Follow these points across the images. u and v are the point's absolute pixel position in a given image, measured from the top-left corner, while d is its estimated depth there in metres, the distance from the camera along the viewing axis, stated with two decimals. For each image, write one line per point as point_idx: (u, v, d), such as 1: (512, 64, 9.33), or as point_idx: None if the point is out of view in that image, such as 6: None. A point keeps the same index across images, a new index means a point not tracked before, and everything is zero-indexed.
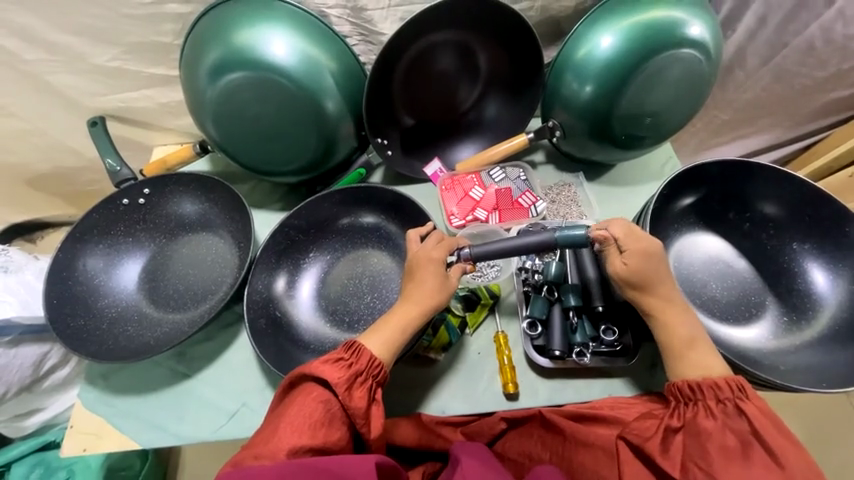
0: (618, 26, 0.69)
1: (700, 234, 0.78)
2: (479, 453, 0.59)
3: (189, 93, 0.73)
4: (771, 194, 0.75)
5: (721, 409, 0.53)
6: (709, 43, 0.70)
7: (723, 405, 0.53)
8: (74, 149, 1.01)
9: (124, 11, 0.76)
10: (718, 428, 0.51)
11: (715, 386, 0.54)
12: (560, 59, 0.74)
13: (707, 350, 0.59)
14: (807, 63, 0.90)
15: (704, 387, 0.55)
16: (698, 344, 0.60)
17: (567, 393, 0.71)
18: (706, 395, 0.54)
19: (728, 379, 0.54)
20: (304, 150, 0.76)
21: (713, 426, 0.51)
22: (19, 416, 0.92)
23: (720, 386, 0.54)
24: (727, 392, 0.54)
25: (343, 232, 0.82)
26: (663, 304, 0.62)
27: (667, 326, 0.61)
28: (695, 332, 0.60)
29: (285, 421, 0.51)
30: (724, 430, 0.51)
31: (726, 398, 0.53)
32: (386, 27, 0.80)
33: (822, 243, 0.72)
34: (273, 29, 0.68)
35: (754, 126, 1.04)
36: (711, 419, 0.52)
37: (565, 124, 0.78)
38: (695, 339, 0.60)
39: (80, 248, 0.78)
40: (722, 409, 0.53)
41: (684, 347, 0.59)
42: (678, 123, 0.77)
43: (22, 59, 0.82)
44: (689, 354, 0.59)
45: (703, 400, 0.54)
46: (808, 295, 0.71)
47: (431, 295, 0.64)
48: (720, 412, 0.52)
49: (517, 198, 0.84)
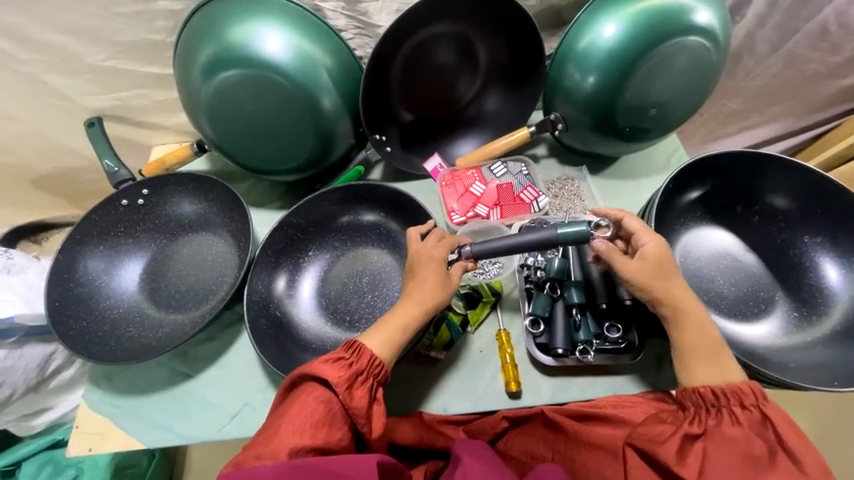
0: (622, 14, 0.66)
1: (707, 228, 0.76)
2: (479, 452, 0.58)
3: (183, 92, 0.72)
4: (780, 186, 0.73)
5: (746, 416, 0.51)
6: (717, 30, 0.68)
7: (748, 412, 0.52)
8: (73, 149, 1.01)
9: (117, 9, 0.75)
10: (744, 435, 0.50)
11: (740, 392, 0.53)
12: (562, 50, 0.72)
13: (724, 359, 0.57)
14: (819, 47, 0.87)
15: (729, 392, 0.53)
16: (716, 353, 0.57)
17: (571, 391, 0.70)
18: (730, 401, 0.53)
19: (751, 385, 0.53)
20: (302, 149, 0.75)
21: (739, 434, 0.50)
22: (27, 415, 0.94)
23: (744, 391, 0.53)
24: (751, 398, 0.52)
25: (342, 230, 0.81)
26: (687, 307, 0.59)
27: (696, 330, 0.58)
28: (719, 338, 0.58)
29: (286, 422, 0.51)
30: (750, 438, 0.50)
31: (750, 404, 0.52)
32: (382, 19, 0.78)
33: (834, 236, 0.70)
34: (267, 25, 0.66)
35: (763, 115, 1.01)
36: (737, 427, 0.51)
37: (568, 116, 0.76)
38: (715, 350, 0.57)
39: (80, 250, 0.78)
40: (747, 416, 0.51)
41: (706, 352, 0.57)
42: (684, 113, 0.75)
43: (16, 60, 0.82)
44: (710, 361, 0.56)
45: (727, 406, 0.53)
46: (819, 291, 0.69)
47: (433, 294, 0.63)
48: (744, 419, 0.51)
49: (519, 193, 0.82)
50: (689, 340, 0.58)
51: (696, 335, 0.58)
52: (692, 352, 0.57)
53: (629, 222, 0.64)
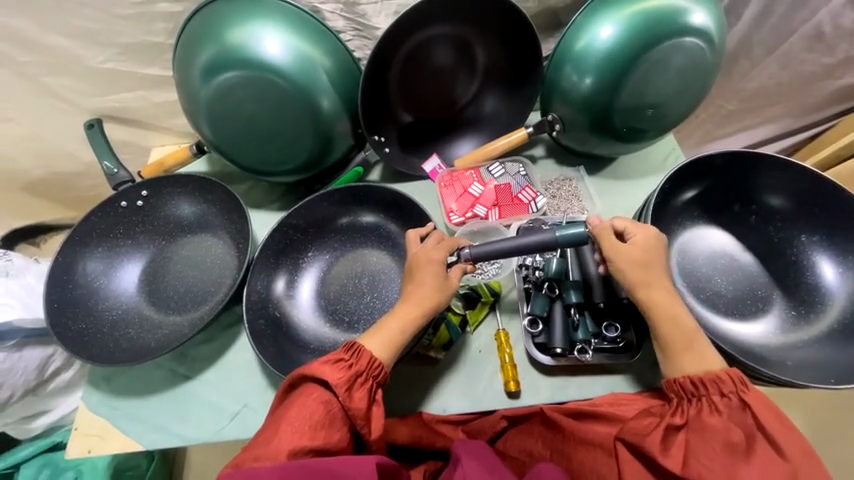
0: (618, 16, 0.67)
1: (705, 227, 0.76)
2: (479, 452, 0.57)
3: (183, 94, 0.72)
4: (776, 184, 0.73)
5: (725, 404, 0.52)
6: (712, 31, 0.68)
7: (727, 400, 0.52)
8: (71, 153, 1.01)
9: (116, 11, 0.75)
10: (723, 423, 0.50)
11: (718, 380, 0.53)
12: (559, 52, 0.72)
13: (699, 345, 0.57)
14: (814, 48, 0.87)
15: (707, 382, 0.54)
16: (694, 340, 0.58)
17: (569, 390, 0.70)
18: (709, 390, 0.53)
19: (730, 373, 0.53)
20: (300, 151, 0.75)
21: (718, 422, 0.50)
22: (26, 418, 0.94)
23: (722, 379, 0.53)
24: (729, 385, 0.53)
25: (342, 231, 0.81)
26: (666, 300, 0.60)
27: (667, 320, 0.59)
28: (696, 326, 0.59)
29: (286, 423, 0.51)
30: (729, 425, 0.50)
31: (729, 392, 0.52)
32: (380, 21, 0.79)
33: (831, 235, 0.70)
34: (265, 27, 0.67)
35: (760, 115, 1.02)
36: (716, 416, 0.51)
37: (565, 117, 0.76)
38: (692, 339, 0.57)
39: (80, 251, 0.78)
40: (725, 403, 0.52)
41: (684, 340, 0.57)
42: (681, 114, 0.75)
43: (16, 61, 0.82)
44: (688, 349, 0.57)
45: (707, 395, 0.53)
46: (816, 290, 0.70)
47: (432, 295, 0.63)
48: (723, 407, 0.52)
49: (518, 193, 0.82)
50: (666, 333, 0.58)
51: (671, 328, 0.58)
52: (671, 342, 0.58)
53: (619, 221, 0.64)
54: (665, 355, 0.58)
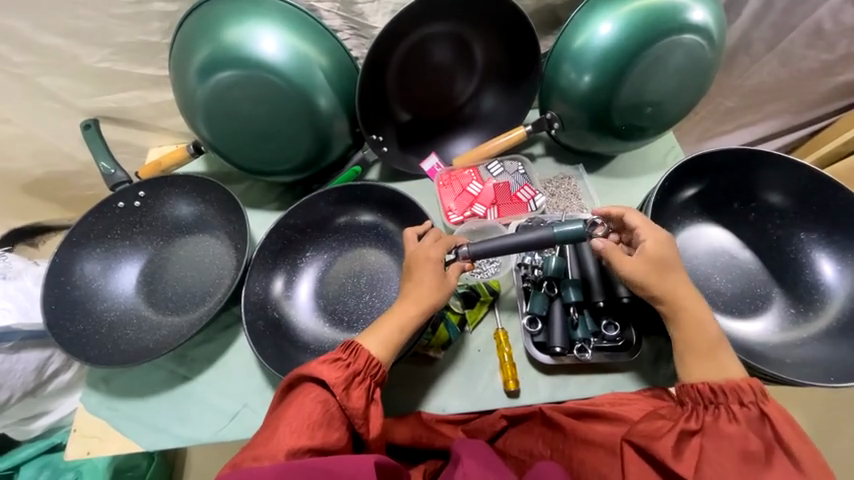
0: (617, 13, 0.67)
1: (704, 225, 0.76)
2: (479, 452, 0.57)
3: (180, 93, 0.71)
4: (775, 182, 0.73)
5: (744, 412, 0.52)
6: (712, 28, 0.68)
7: (746, 409, 0.52)
8: (69, 153, 1.01)
9: (112, 11, 0.75)
10: (741, 432, 0.50)
11: (738, 389, 0.53)
12: (557, 49, 0.72)
13: (722, 355, 0.57)
14: (814, 45, 0.87)
15: (727, 390, 0.53)
16: (715, 349, 0.58)
17: (569, 389, 0.70)
18: (728, 399, 0.53)
19: (750, 382, 0.53)
20: (297, 150, 0.75)
21: (736, 431, 0.50)
22: (26, 419, 0.94)
23: (743, 388, 0.53)
24: (749, 395, 0.53)
25: (341, 231, 0.81)
26: (686, 300, 0.60)
27: (687, 326, 0.59)
28: (709, 329, 0.58)
29: (284, 423, 0.51)
30: (747, 434, 0.50)
31: (749, 402, 0.53)
32: (377, 20, 0.79)
33: (830, 232, 0.70)
34: (262, 26, 0.66)
35: (760, 112, 1.01)
36: (735, 424, 0.51)
37: (564, 115, 0.76)
38: (713, 348, 0.57)
39: (78, 252, 0.78)
40: (745, 413, 0.52)
41: (704, 348, 0.57)
42: (680, 112, 0.75)
43: (12, 62, 0.82)
44: (708, 358, 0.57)
45: (725, 403, 0.53)
46: (815, 287, 0.70)
47: (430, 293, 0.63)
48: (742, 416, 0.51)
49: (516, 192, 0.82)
50: (687, 340, 0.58)
51: (691, 333, 0.58)
52: (690, 349, 0.58)
53: (630, 216, 0.64)
54: (683, 363, 0.58)
